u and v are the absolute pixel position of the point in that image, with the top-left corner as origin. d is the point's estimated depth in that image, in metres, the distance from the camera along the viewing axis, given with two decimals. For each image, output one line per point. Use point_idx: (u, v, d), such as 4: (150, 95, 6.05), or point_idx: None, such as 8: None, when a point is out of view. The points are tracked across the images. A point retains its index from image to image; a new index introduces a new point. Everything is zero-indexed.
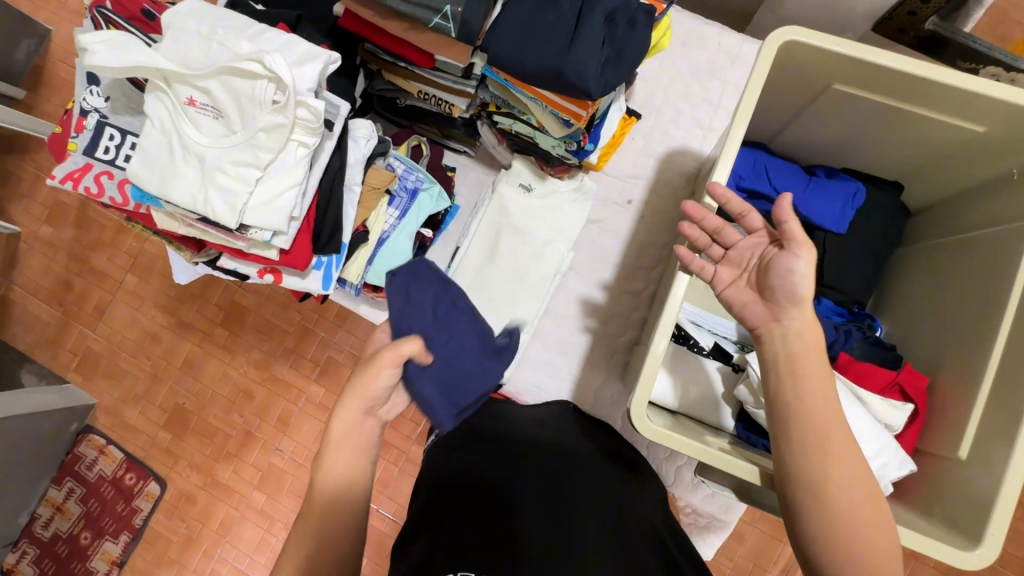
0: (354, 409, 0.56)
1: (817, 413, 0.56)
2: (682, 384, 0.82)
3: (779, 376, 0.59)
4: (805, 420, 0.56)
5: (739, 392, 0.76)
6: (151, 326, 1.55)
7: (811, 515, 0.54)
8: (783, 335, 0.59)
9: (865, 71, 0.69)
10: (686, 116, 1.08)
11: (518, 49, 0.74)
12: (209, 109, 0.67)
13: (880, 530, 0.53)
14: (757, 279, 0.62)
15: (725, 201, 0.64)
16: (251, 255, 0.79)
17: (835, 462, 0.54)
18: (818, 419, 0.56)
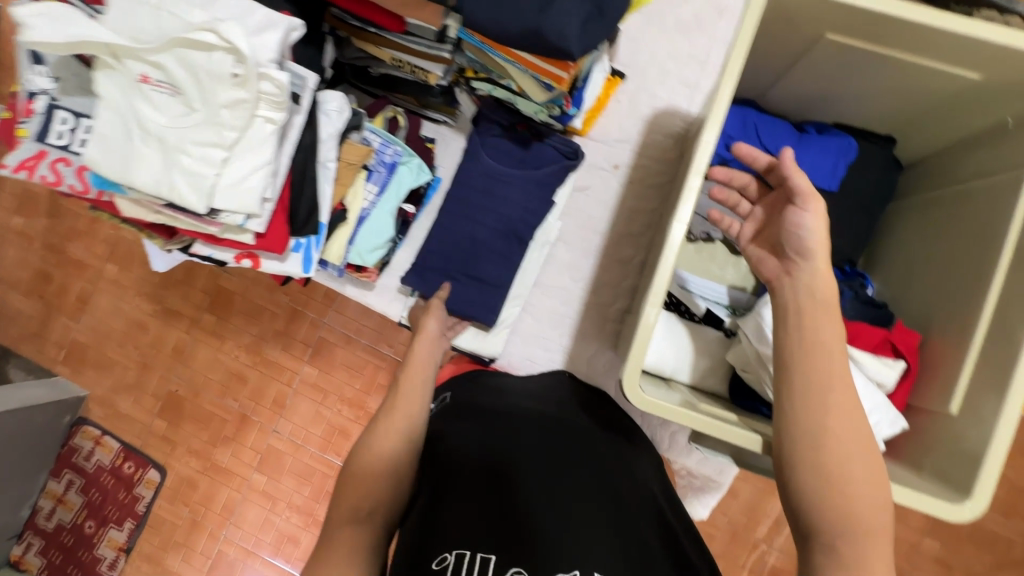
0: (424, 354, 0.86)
1: (820, 365, 0.55)
2: (675, 352, 0.79)
3: (786, 328, 0.58)
4: (807, 372, 0.56)
5: (732, 358, 0.76)
6: (136, 315, 1.52)
7: (804, 463, 0.54)
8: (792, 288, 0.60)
9: (860, 19, 0.66)
10: (674, 74, 1.03)
11: (493, 7, 0.70)
12: (165, 86, 0.63)
13: (874, 481, 0.53)
14: (773, 235, 0.65)
15: (750, 161, 0.66)
16: (225, 241, 0.76)
17: (835, 415, 0.54)
18: (822, 371, 0.55)
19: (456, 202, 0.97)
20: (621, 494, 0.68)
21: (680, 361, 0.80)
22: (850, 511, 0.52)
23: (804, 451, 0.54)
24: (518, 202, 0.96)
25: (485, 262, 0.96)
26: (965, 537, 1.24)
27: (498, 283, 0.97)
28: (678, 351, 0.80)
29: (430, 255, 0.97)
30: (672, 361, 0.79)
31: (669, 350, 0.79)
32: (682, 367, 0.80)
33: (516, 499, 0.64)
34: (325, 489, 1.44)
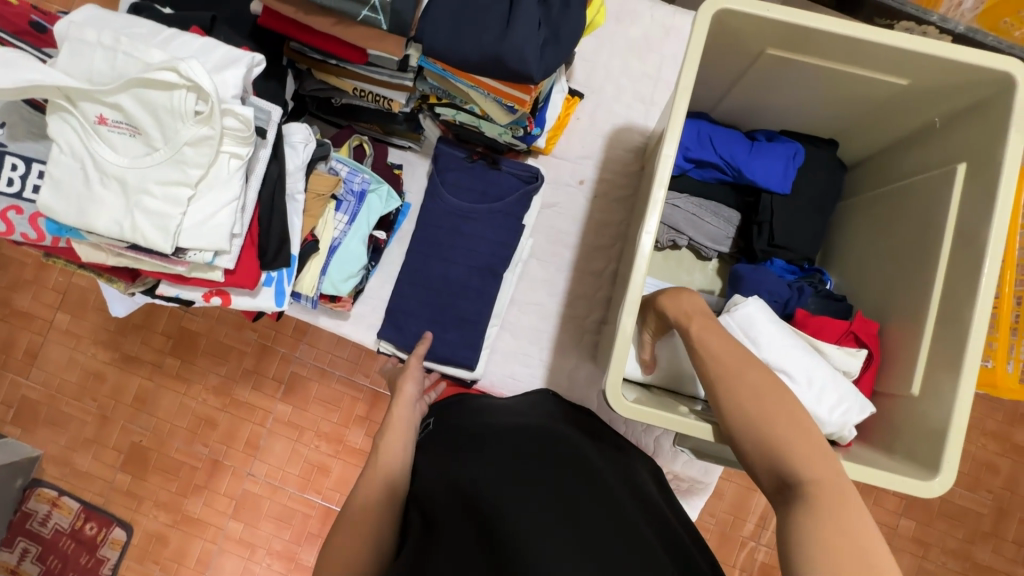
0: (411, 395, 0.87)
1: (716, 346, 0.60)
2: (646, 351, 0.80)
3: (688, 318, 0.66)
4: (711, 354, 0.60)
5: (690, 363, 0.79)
6: (92, 365, 1.44)
7: (740, 426, 0.54)
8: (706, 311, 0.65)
9: (798, 35, 0.71)
10: (629, 91, 1.07)
11: (454, 37, 0.72)
12: (124, 127, 0.62)
13: (799, 427, 0.52)
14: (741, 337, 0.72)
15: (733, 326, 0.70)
16: (193, 280, 0.74)
17: (742, 374, 0.56)
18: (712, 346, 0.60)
19: (430, 234, 0.99)
20: (612, 496, 0.69)
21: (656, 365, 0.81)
22: (784, 458, 0.50)
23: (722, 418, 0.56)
24: (492, 227, 0.98)
25: (462, 290, 0.99)
26: (937, 513, 1.30)
27: (475, 309, 0.99)
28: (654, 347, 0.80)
29: (405, 289, 0.99)
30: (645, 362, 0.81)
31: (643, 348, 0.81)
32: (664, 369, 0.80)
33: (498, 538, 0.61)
34: (307, 530, 1.38)
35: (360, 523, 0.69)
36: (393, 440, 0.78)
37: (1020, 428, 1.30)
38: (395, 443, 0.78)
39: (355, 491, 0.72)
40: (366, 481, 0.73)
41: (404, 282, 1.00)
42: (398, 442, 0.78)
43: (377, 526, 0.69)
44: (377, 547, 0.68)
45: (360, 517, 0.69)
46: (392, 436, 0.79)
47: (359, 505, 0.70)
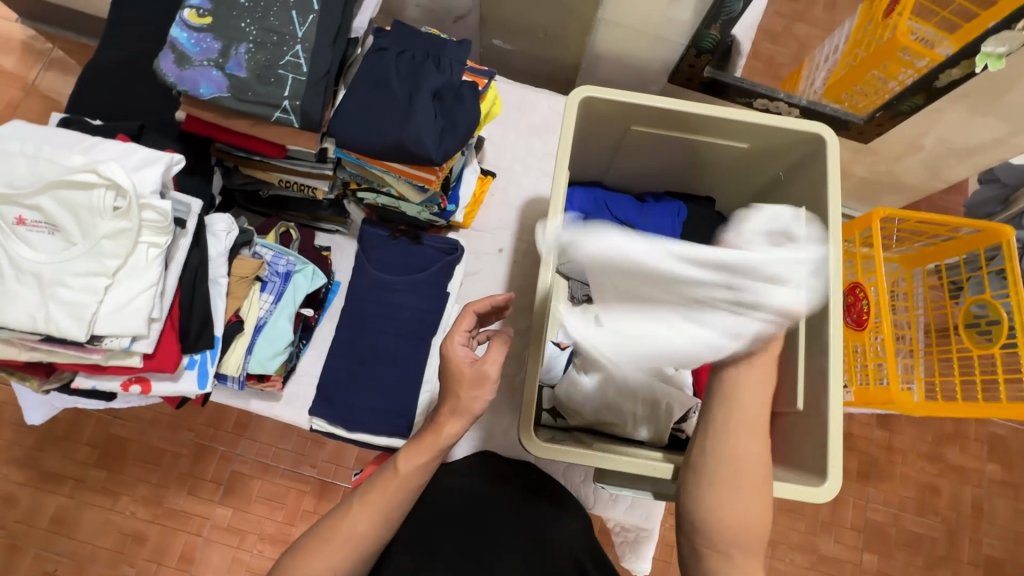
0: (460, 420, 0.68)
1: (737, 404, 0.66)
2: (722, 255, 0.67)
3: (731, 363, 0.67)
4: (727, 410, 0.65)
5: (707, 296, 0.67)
6: (4, 488, 1.33)
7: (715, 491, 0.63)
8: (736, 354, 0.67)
9: (649, 113, 0.85)
10: (536, 168, 1.21)
11: (363, 131, 0.82)
12: (42, 225, 0.66)
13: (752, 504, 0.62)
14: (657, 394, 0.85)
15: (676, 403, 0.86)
16: (110, 368, 0.75)
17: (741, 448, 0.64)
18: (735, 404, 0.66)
19: (362, 309, 1.04)
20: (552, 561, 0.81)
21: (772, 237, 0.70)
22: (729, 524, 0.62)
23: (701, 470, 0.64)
24: (418, 298, 1.05)
25: (395, 365, 1.02)
26: (896, 543, 1.34)
27: (406, 378, 1.02)
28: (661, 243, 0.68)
29: (338, 368, 1.02)
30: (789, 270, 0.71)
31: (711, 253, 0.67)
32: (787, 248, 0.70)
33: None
34: None
35: (337, 547, 0.65)
36: (412, 480, 0.68)
37: (950, 447, 1.39)
38: (414, 475, 0.68)
39: (343, 517, 0.67)
40: (360, 508, 0.67)
41: (338, 360, 1.02)
42: (417, 483, 0.68)
43: (353, 558, 0.66)
44: (357, 563, 0.66)
45: (346, 545, 0.65)
46: (416, 455, 0.68)
47: (341, 529, 0.66)
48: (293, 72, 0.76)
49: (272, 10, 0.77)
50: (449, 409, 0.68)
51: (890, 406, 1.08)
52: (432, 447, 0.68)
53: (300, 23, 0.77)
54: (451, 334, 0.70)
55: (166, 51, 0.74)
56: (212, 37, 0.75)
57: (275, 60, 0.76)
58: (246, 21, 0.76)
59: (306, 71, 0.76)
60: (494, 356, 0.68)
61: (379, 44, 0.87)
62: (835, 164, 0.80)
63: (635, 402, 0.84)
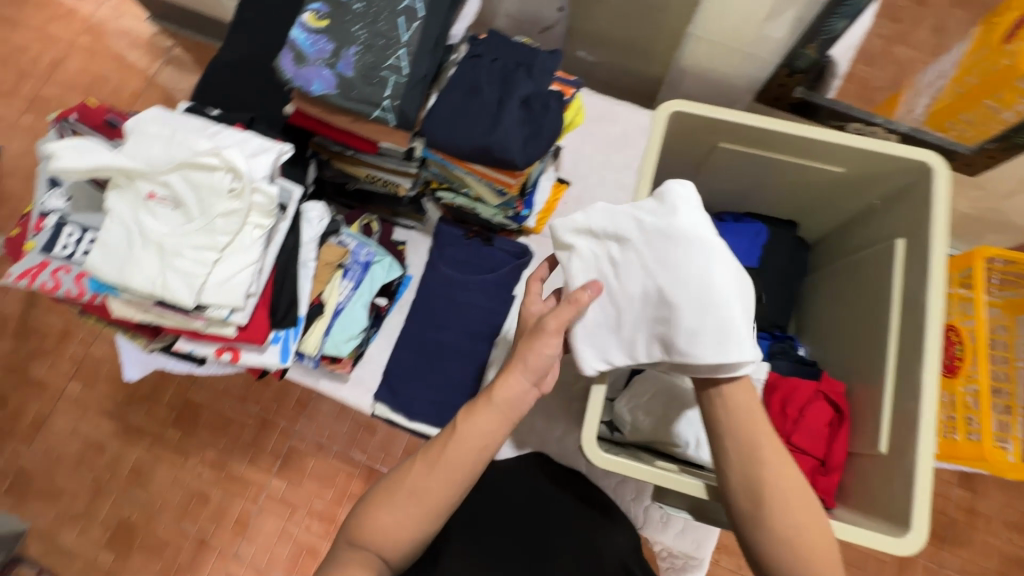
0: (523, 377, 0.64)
1: (743, 439, 0.61)
2: (611, 295, 0.67)
3: (709, 397, 0.64)
4: (733, 443, 0.61)
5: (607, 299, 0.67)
6: (95, 435, 1.47)
7: (778, 541, 0.58)
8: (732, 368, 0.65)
9: (738, 129, 0.83)
10: (611, 180, 1.21)
11: (452, 132, 0.85)
12: (169, 201, 0.74)
13: (821, 548, 0.57)
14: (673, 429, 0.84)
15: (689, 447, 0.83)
16: (208, 335, 0.82)
17: (762, 481, 0.59)
18: (743, 436, 0.61)
19: (433, 303, 1.08)
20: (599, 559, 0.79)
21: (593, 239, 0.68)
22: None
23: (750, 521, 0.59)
24: (486, 298, 1.07)
25: (457, 360, 1.05)
26: None
27: (465, 375, 1.04)
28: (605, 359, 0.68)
29: (403, 359, 1.06)
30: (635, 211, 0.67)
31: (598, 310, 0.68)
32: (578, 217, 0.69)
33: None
34: None
35: (403, 504, 0.62)
36: (477, 437, 0.63)
37: None
38: (477, 438, 0.63)
39: (409, 472, 0.64)
40: (425, 464, 0.63)
41: (406, 351, 1.06)
42: (485, 443, 0.63)
43: (422, 518, 0.62)
44: (423, 522, 0.62)
45: (412, 503, 0.62)
46: (480, 412, 0.63)
47: (409, 481, 0.63)
48: (395, 74, 0.81)
49: (381, 16, 0.82)
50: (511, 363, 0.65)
51: (979, 463, 0.99)
52: (504, 411, 0.64)
53: (405, 28, 0.82)
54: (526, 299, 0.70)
55: (285, 51, 0.81)
56: (326, 39, 0.81)
57: (380, 63, 0.81)
58: (357, 26, 0.81)
59: (406, 73, 0.81)
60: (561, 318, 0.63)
61: (475, 51, 0.91)
62: (942, 195, 0.75)
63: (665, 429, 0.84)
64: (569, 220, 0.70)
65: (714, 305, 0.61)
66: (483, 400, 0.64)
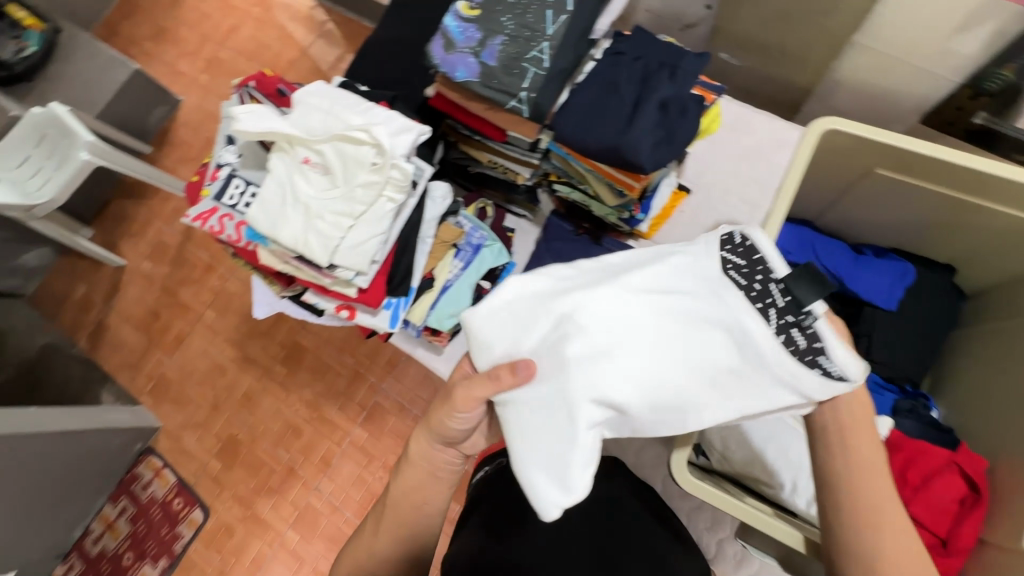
0: (433, 442, 0.71)
1: (861, 499, 0.57)
2: (553, 380, 0.58)
3: (823, 446, 0.61)
4: (850, 503, 0.57)
5: (551, 396, 0.58)
6: (220, 358, 1.69)
7: None
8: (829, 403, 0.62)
9: (902, 157, 0.74)
10: (734, 192, 1.15)
11: (582, 127, 0.85)
12: (319, 167, 0.82)
13: None
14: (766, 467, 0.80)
15: (784, 488, 0.78)
16: (333, 292, 0.90)
17: (876, 550, 0.54)
18: (865, 498, 0.57)
19: None
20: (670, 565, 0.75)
21: (514, 324, 0.62)
22: None
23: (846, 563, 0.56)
24: None
25: None
26: None
27: None
28: (564, 482, 0.56)
29: None
30: (557, 277, 0.63)
31: (541, 407, 0.58)
32: (488, 300, 0.62)
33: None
34: None
35: (362, 559, 0.72)
36: (412, 497, 0.72)
37: None
38: (413, 497, 0.72)
39: (369, 532, 0.73)
40: (378, 526, 0.72)
41: None
42: (420, 500, 0.72)
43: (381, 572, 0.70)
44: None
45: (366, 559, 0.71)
46: (410, 478, 0.72)
47: (366, 543, 0.73)
48: (536, 67, 0.82)
49: (531, 8, 0.83)
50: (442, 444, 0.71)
51: None
52: (429, 470, 0.73)
53: (552, 22, 0.83)
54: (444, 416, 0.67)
55: (437, 37, 0.85)
56: (475, 27, 0.84)
57: (523, 54, 0.82)
58: (506, 16, 0.83)
59: (546, 67, 0.82)
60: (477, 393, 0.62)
61: (617, 48, 0.89)
62: None
63: (757, 464, 0.80)
64: (475, 317, 0.63)
65: (683, 361, 0.58)
66: (406, 464, 0.73)
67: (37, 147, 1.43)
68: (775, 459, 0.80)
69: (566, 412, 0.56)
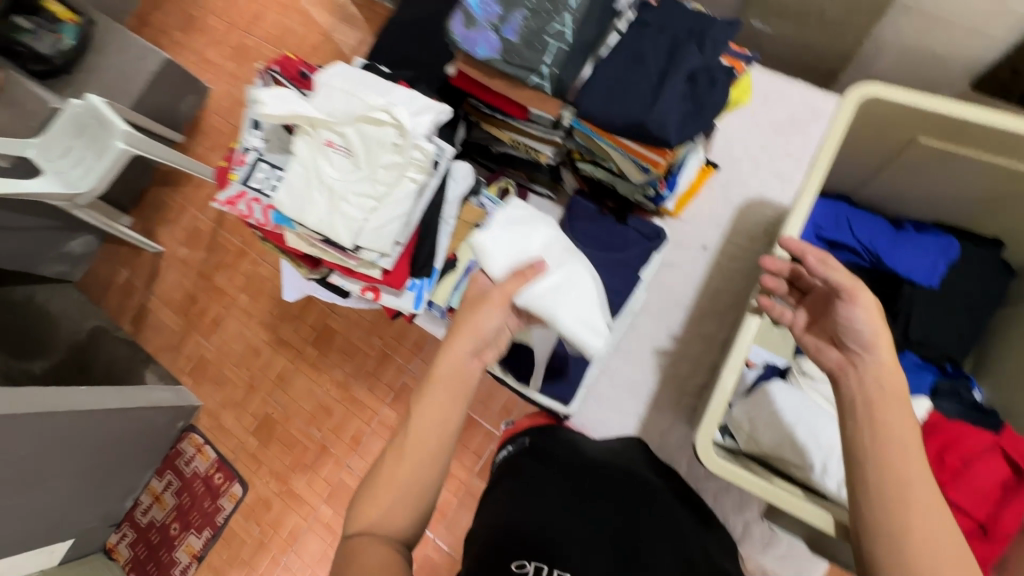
0: (463, 350, 0.72)
1: (893, 475, 0.55)
2: (558, 266, 0.83)
3: (855, 419, 0.60)
4: (879, 479, 0.56)
5: (562, 272, 0.82)
6: (255, 340, 1.75)
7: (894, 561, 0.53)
8: (862, 379, 0.61)
9: (948, 124, 0.70)
10: (766, 167, 1.11)
11: (606, 102, 0.82)
12: (342, 149, 0.82)
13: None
14: (796, 448, 0.78)
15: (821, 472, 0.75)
16: (358, 274, 0.91)
17: (903, 528, 0.53)
18: (896, 473, 0.55)
19: None
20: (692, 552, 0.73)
21: (513, 238, 0.82)
22: None
23: (871, 532, 0.55)
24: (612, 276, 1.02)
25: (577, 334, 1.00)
26: None
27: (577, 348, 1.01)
28: (591, 323, 0.83)
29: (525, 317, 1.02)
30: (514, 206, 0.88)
31: (561, 282, 0.81)
32: (495, 222, 0.81)
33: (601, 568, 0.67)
34: None
35: (388, 489, 0.68)
36: (438, 411, 0.70)
37: None
38: (438, 414, 0.70)
39: (394, 459, 0.70)
40: (407, 450, 0.69)
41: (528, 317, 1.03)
42: (445, 418, 0.70)
43: (404, 501, 0.68)
44: (414, 503, 0.68)
45: (393, 487, 0.68)
46: (438, 392, 0.70)
47: (389, 473, 0.69)
48: (558, 41, 0.81)
49: None
50: (472, 348, 0.73)
51: None
52: (454, 386, 0.71)
53: None
54: (491, 303, 0.73)
55: (457, 13, 0.84)
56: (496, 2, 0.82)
57: (544, 28, 0.80)
58: None
59: (570, 41, 0.81)
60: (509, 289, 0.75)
61: (642, 18, 0.87)
62: None
63: (786, 443, 0.79)
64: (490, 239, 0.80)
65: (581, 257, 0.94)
66: (429, 383, 0.71)
67: (78, 137, 1.48)
68: (806, 439, 0.78)
69: (573, 278, 0.83)
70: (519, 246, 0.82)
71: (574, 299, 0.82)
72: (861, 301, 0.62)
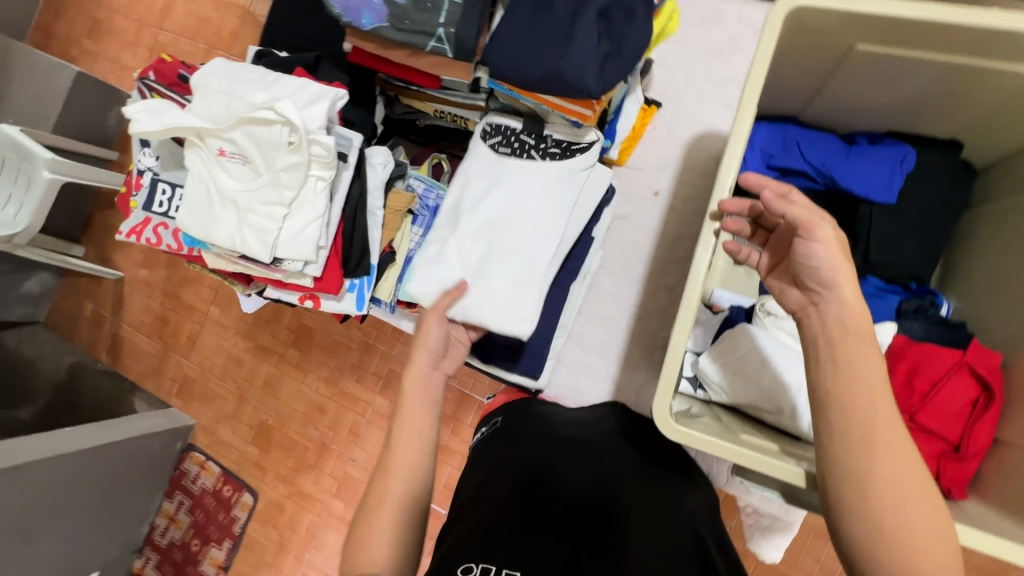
0: (423, 364, 0.75)
1: (858, 415, 0.52)
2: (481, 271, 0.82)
3: (818, 361, 0.56)
4: (843, 420, 0.52)
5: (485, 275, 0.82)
6: (234, 351, 1.71)
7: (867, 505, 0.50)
8: (819, 319, 0.57)
9: (885, 26, 0.63)
10: (712, 97, 1.03)
11: (517, 56, 0.74)
12: (237, 157, 0.75)
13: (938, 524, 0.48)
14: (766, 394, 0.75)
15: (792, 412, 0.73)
16: (290, 284, 0.86)
17: (868, 467, 0.50)
18: (864, 414, 0.52)
19: None
20: (676, 531, 0.70)
21: (435, 261, 0.85)
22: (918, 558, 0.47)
23: (843, 479, 0.52)
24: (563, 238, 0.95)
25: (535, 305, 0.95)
26: None
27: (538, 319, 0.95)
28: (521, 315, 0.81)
29: None
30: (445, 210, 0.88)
31: (483, 292, 0.81)
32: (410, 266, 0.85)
33: (583, 547, 0.65)
34: None
35: (385, 510, 0.63)
36: (413, 424, 0.69)
37: None
38: (414, 425, 0.69)
39: (383, 480, 0.65)
40: (393, 467, 0.66)
41: None
42: (422, 427, 0.70)
43: (404, 518, 0.63)
44: (414, 521, 0.63)
45: (388, 506, 0.63)
46: (413, 412, 0.71)
47: (378, 493, 0.64)
48: None
49: None
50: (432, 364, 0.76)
51: None
52: (423, 397, 0.72)
53: None
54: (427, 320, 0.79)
55: None
56: None
57: None
58: None
59: None
60: (441, 307, 0.80)
61: None
62: None
63: (757, 391, 0.76)
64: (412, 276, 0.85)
65: (544, 204, 0.84)
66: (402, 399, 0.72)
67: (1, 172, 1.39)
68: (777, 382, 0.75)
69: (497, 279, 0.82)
70: (440, 265, 0.84)
71: (504, 296, 0.81)
72: (820, 237, 0.56)
